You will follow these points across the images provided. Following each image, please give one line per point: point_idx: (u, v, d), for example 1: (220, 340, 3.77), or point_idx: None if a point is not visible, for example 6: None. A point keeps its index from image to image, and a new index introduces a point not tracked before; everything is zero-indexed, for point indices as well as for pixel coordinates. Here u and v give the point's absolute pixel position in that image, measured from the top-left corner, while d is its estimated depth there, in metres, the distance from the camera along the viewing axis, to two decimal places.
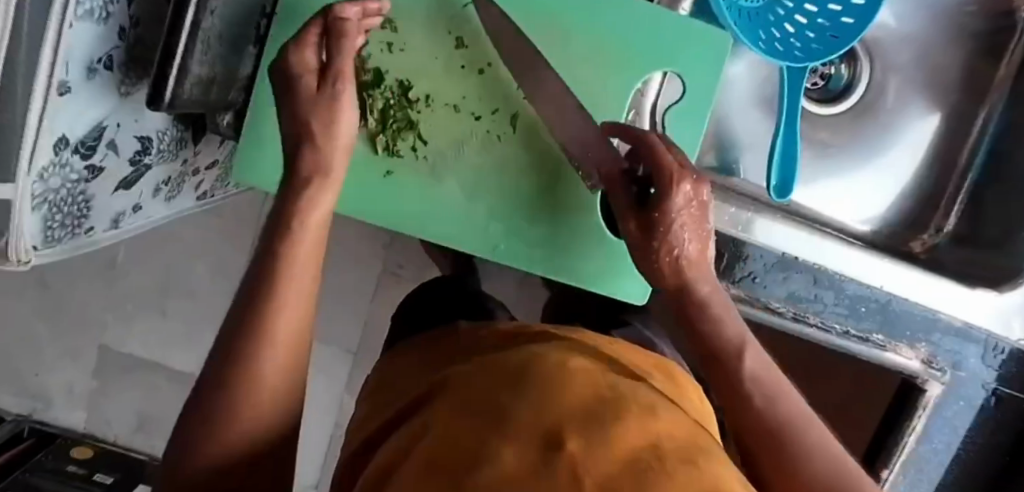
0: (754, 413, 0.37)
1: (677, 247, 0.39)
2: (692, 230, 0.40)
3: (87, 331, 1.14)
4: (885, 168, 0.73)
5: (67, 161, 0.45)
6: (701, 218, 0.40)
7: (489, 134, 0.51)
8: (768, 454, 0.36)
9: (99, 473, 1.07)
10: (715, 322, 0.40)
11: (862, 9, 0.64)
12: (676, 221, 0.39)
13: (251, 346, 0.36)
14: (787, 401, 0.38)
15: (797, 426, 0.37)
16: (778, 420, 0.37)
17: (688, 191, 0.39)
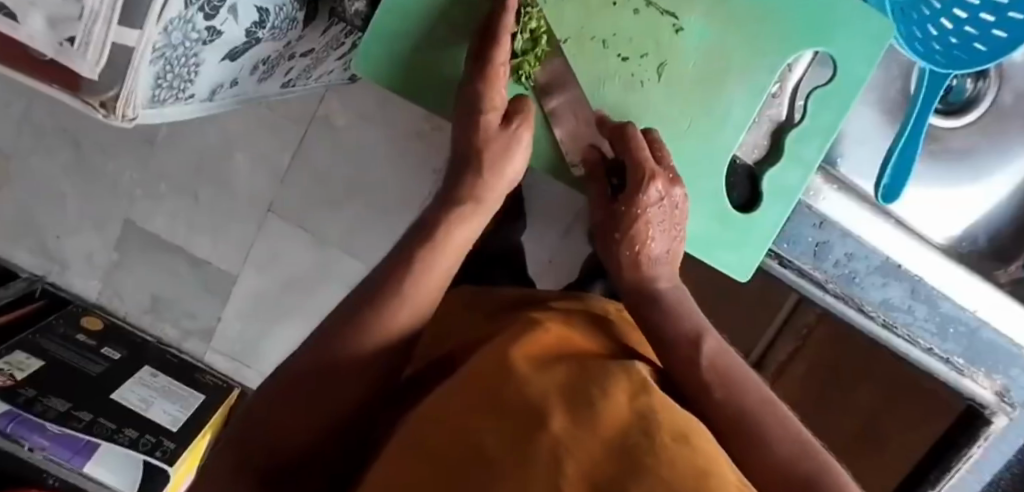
0: (720, 393, 0.39)
1: (643, 242, 0.45)
2: (661, 225, 0.46)
3: (114, 203, 1.09)
4: (983, 186, 0.71)
5: (192, 18, 0.41)
6: (670, 212, 0.46)
7: (632, 79, 0.47)
8: (739, 432, 0.37)
9: (108, 346, 1.05)
10: (677, 315, 0.44)
11: (1018, 22, 0.59)
12: (645, 216, 0.45)
13: (347, 306, 0.39)
14: (751, 386, 0.39)
15: (758, 408, 0.37)
16: (740, 403, 0.38)
17: (660, 188, 0.45)
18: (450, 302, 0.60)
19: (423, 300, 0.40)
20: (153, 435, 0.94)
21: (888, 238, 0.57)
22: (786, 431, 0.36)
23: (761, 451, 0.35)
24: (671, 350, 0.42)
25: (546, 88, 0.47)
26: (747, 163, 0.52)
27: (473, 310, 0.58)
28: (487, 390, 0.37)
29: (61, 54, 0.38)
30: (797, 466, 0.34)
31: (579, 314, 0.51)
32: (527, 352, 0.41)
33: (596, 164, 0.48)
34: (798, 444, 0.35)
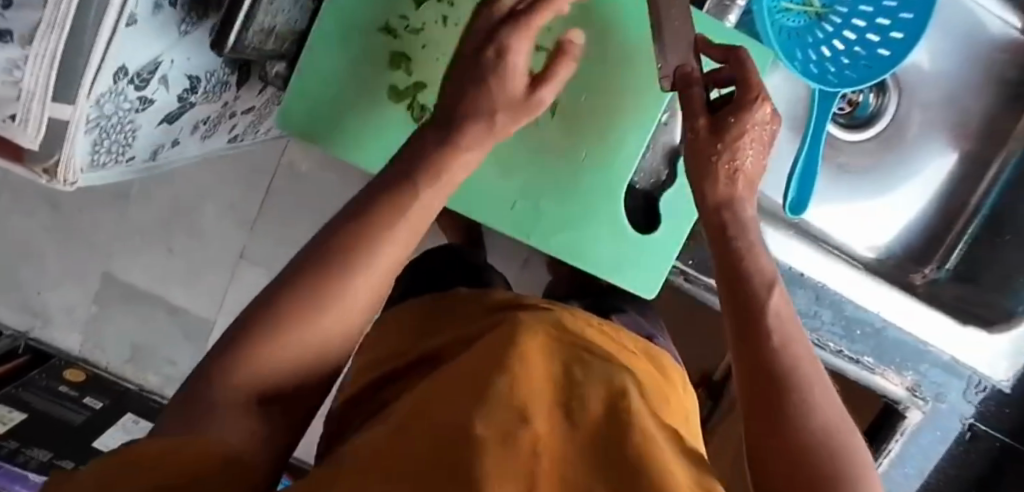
0: (766, 347, 0.38)
1: (738, 158, 0.42)
2: (759, 149, 0.43)
3: (93, 256, 1.14)
4: (893, 199, 0.76)
5: (123, 90, 0.47)
6: (767, 143, 0.43)
7: (528, 117, 0.52)
8: (774, 393, 0.36)
9: (90, 396, 1.08)
10: (753, 256, 0.41)
11: (899, 42, 0.67)
12: (753, 126, 0.42)
13: (360, 234, 0.36)
14: (793, 339, 0.38)
15: (797, 371, 0.37)
16: (781, 364, 0.37)
17: (769, 111, 0.42)
18: (434, 305, 0.63)
19: (401, 241, 0.37)
20: None
21: (789, 245, 0.61)
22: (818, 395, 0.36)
23: (787, 420, 0.35)
24: (734, 294, 0.40)
25: None
26: (646, 187, 0.56)
27: (456, 313, 0.59)
28: (483, 383, 0.39)
29: (5, 130, 0.43)
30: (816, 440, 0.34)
31: (557, 317, 0.53)
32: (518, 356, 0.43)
33: (691, 77, 0.44)
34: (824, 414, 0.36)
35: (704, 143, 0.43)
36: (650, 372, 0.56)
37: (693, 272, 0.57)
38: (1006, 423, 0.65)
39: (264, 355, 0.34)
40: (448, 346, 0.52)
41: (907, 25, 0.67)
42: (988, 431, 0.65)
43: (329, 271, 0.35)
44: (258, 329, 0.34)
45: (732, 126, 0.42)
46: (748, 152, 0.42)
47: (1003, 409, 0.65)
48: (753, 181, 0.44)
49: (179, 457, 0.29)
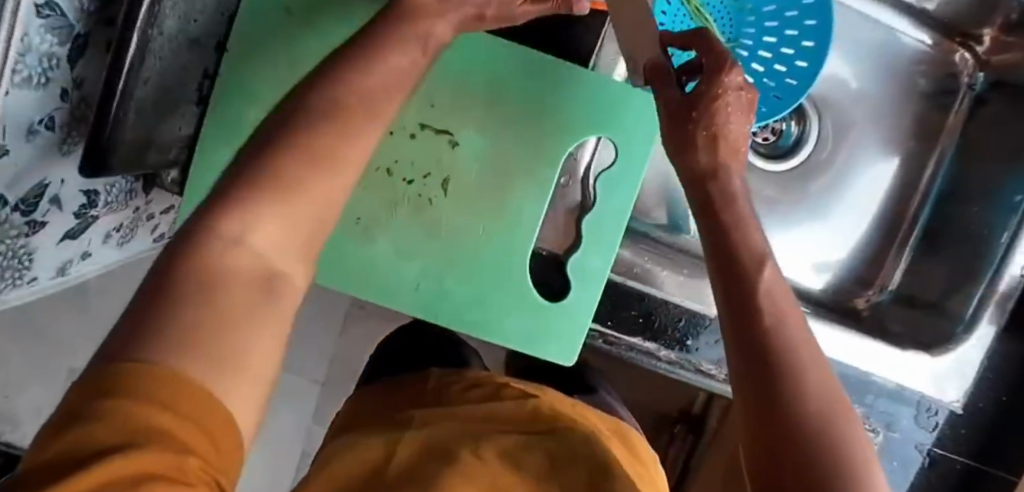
0: (755, 332, 0.35)
1: (717, 123, 0.43)
2: (737, 113, 0.43)
3: (58, 354, 1.13)
4: (831, 225, 0.75)
5: (6, 218, 0.47)
6: (747, 107, 0.43)
7: (420, 199, 0.52)
8: (763, 368, 0.34)
9: None
10: (742, 231, 0.41)
11: (805, 70, 0.67)
12: (724, 96, 0.42)
13: (294, 170, 0.29)
14: (790, 326, 0.36)
15: (790, 354, 0.34)
16: (773, 348, 0.34)
17: (739, 79, 0.42)
18: (401, 395, 0.62)
19: (341, 176, 0.31)
20: None
21: None
22: (815, 380, 0.33)
23: (775, 401, 0.33)
24: (731, 283, 0.39)
25: (370, 216, 0.51)
26: (551, 252, 0.55)
27: (436, 395, 0.61)
28: None
29: None
30: (806, 426, 0.31)
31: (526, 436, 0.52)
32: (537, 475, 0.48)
33: (661, 66, 0.44)
34: (818, 396, 0.32)
35: (678, 120, 0.44)
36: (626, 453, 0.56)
37: (612, 333, 0.57)
38: (963, 445, 0.65)
39: (226, 257, 0.27)
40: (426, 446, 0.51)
41: (809, 53, 0.67)
42: (946, 454, 0.65)
43: (274, 168, 0.29)
44: (223, 222, 0.27)
45: (704, 96, 0.42)
46: (725, 116, 0.42)
47: (959, 432, 0.65)
48: (736, 147, 0.44)
49: (159, 425, 0.22)
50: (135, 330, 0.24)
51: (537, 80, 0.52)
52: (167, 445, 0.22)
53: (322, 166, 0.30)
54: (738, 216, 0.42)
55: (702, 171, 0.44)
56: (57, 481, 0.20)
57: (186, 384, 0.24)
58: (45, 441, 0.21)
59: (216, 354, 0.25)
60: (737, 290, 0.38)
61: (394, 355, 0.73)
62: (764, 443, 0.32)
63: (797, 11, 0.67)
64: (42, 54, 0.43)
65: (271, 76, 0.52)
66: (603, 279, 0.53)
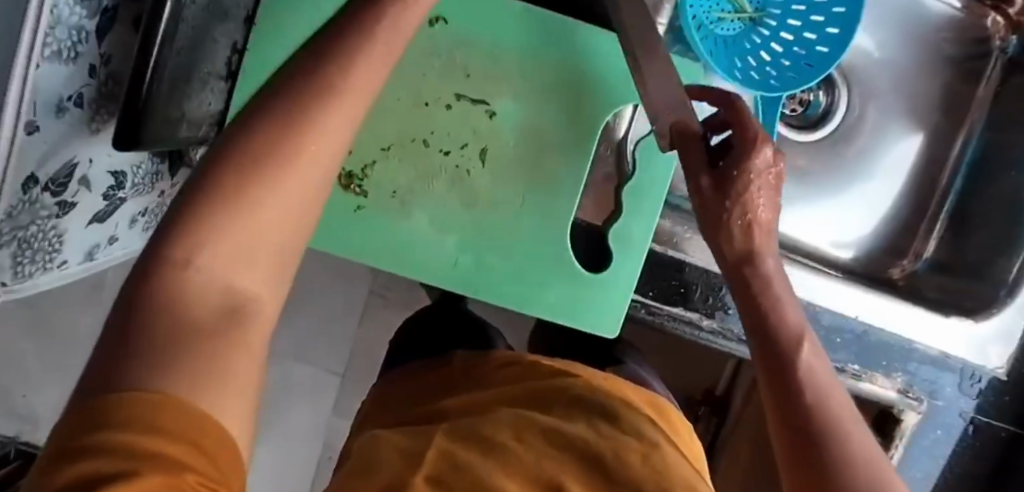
0: (808, 414, 0.40)
1: (749, 208, 0.41)
2: (767, 190, 0.42)
3: (74, 353, 1.11)
4: (863, 194, 0.74)
5: (37, 198, 0.46)
6: (775, 182, 0.42)
7: (457, 170, 0.50)
8: (815, 458, 0.39)
9: None
10: (779, 308, 0.43)
11: (836, 37, 0.65)
12: (755, 179, 0.41)
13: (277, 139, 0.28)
14: (830, 402, 0.41)
15: (833, 435, 0.39)
16: (818, 429, 0.40)
17: (769, 157, 0.41)
18: (433, 383, 0.62)
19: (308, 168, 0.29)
20: None
21: None
22: (860, 456, 0.38)
23: (824, 478, 0.38)
24: (775, 370, 0.42)
25: (406, 188, 0.50)
26: (590, 223, 0.54)
27: (470, 381, 0.60)
28: None
29: None
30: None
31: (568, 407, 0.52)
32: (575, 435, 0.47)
33: (692, 136, 0.41)
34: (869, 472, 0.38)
35: (711, 205, 0.42)
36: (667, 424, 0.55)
37: (654, 303, 0.56)
38: (1007, 412, 0.64)
39: (188, 281, 0.27)
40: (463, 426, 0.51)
41: (841, 20, 0.65)
42: (989, 421, 0.63)
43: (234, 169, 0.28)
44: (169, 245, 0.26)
45: (733, 179, 0.41)
46: (756, 196, 0.41)
47: (1002, 398, 0.63)
48: (769, 228, 0.43)
49: (170, 454, 0.22)
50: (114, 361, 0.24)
51: (563, 45, 0.50)
52: (170, 469, 0.22)
53: (272, 159, 0.28)
54: (776, 300, 0.43)
55: (746, 252, 0.43)
56: None
57: (184, 408, 0.23)
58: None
59: (197, 379, 0.24)
60: (779, 370, 0.42)
61: (415, 341, 0.71)
62: None
63: None
64: (71, 26, 0.41)
65: (298, 44, 0.50)
66: (645, 248, 0.52)
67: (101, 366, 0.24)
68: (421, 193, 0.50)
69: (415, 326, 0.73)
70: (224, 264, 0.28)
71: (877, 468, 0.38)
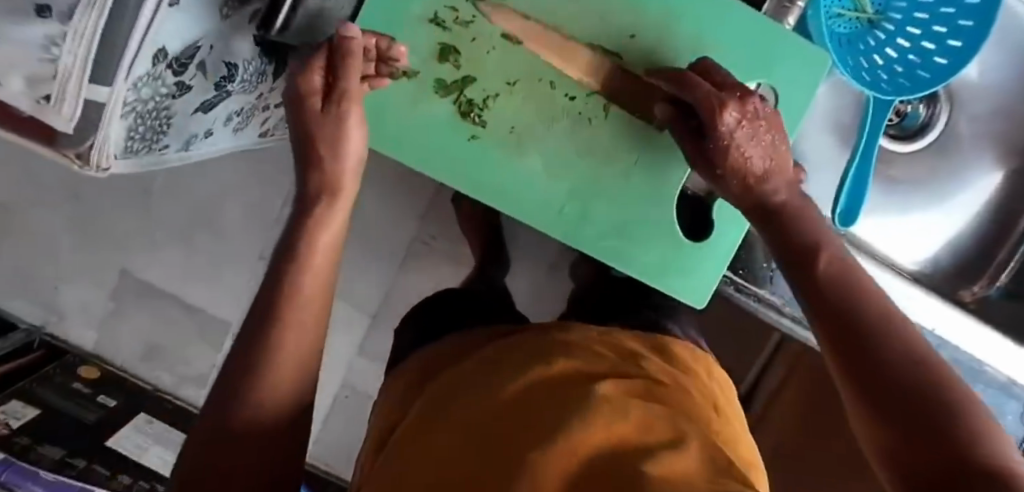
0: (843, 330, 0.35)
1: (749, 171, 0.40)
2: (756, 146, 0.40)
3: (111, 252, 1.11)
4: (949, 212, 0.73)
5: (161, 74, 0.45)
6: (761, 130, 0.40)
7: (579, 115, 0.50)
8: (861, 344, 0.34)
9: (104, 394, 1.06)
10: (797, 216, 0.41)
11: (957, 50, 0.64)
12: (733, 144, 0.39)
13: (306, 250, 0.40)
14: (866, 293, 0.36)
15: (882, 321, 0.35)
16: (864, 317, 0.35)
17: (736, 116, 0.39)
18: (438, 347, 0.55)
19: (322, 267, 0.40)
20: (147, 481, 0.94)
21: None
22: (916, 345, 0.34)
23: (876, 373, 0.33)
24: (800, 270, 0.39)
25: (525, 127, 0.50)
26: (697, 193, 0.54)
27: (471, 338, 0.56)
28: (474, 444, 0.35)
29: (38, 111, 0.41)
30: (937, 411, 0.31)
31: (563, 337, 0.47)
32: (532, 392, 0.38)
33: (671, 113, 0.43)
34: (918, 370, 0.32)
35: (707, 174, 0.42)
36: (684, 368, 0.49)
37: (743, 281, 0.57)
38: None
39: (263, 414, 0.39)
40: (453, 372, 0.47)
41: (965, 33, 0.63)
42: None
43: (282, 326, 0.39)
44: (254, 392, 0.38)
45: (714, 152, 0.40)
46: (743, 160, 0.40)
47: None
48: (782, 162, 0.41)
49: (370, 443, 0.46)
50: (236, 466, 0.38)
51: (707, 21, 0.50)
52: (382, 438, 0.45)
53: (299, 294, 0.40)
54: (796, 214, 0.41)
55: (776, 208, 0.41)
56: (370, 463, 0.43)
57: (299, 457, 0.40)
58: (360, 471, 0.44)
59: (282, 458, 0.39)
60: (804, 267, 0.38)
61: (426, 319, 0.68)
62: (881, 400, 0.33)
63: None
64: None
65: None
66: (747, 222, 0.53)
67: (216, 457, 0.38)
68: (540, 134, 0.50)
69: (425, 308, 0.70)
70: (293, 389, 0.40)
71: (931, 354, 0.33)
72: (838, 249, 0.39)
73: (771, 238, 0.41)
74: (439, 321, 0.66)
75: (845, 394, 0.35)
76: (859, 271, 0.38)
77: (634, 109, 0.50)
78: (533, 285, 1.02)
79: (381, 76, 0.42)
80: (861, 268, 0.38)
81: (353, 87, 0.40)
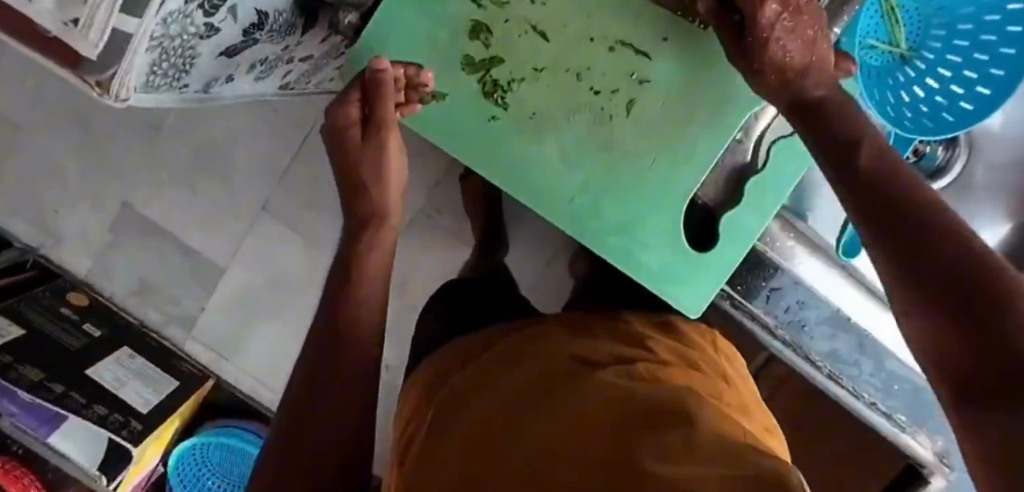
0: (885, 219, 0.33)
1: (785, 63, 0.40)
2: (792, 41, 0.39)
3: (116, 183, 1.11)
4: None
5: (191, 14, 0.45)
6: (800, 23, 0.39)
7: (599, 112, 0.50)
8: (896, 234, 0.32)
9: (90, 323, 1.06)
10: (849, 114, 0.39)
11: (985, 98, 0.62)
12: (773, 37, 0.39)
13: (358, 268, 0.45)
14: (911, 186, 0.34)
15: (923, 209, 0.33)
16: (906, 207, 0.33)
17: (776, 7, 0.38)
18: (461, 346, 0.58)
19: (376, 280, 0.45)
20: (121, 414, 0.95)
21: (840, 290, 0.59)
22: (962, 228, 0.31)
23: (918, 266, 0.31)
24: (844, 166, 0.37)
25: (543, 118, 0.50)
26: (708, 203, 0.55)
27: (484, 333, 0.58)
28: (488, 446, 0.37)
29: (63, 34, 0.40)
30: (981, 279, 0.29)
31: (567, 330, 0.50)
32: (531, 387, 0.42)
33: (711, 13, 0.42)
34: (964, 243, 0.30)
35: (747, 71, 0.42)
36: (693, 338, 0.51)
37: (739, 297, 0.61)
38: None
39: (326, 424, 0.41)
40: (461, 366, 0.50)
41: (996, 81, 0.62)
42: None
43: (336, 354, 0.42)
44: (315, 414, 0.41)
45: (754, 47, 0.40)
46: (782, 56, 0.39)
47: None
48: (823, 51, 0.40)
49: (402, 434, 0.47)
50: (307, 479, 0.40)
51: None
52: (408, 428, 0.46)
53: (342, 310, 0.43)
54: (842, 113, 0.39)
55: (811, 103, 0.41)
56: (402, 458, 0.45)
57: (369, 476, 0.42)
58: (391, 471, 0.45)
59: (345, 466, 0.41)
60: (845, 166, 0.37)
61: (451, 299, 0.70)
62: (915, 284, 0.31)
63: (996, 35, 0.61)
64: None
65: None
66: (751, 240, 0.53)
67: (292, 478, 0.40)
68: (558, 128, 0.50)
69: (449, 291, 0.73)
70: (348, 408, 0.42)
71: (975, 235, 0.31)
72: (886, 148, 0.37)
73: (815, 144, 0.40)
74: (465, 307, 0.69)
75: (883, 283, 0.33)
76: (908, 168, 0.36)
77: (655, 114, 0.50)
78: (530, 273, 1.02)
79: (412, 101, 0.48)
80: (909, 167, 0.36)
81: (388, 114, 0.46)
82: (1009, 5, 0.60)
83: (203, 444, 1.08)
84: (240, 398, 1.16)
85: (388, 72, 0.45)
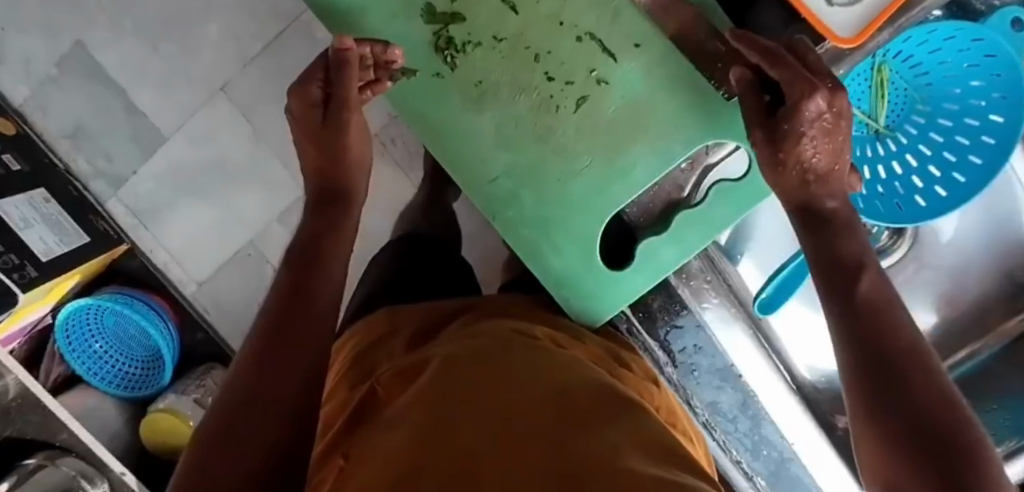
0: (873, 346, 0.37)
1: (804, 159, 0.42)
2: (823, 140, 0.41)
3: (72, 16, 1.01)
4: None
5: None
6: (835, 127, 0.41)
7: (548, 100, 0.48)
8: (885, 357, 0.37)
9: (10, 155, 1.00)
10: (836, 235, 0.43)
11: (940, 200, 0.60)
12: (808, 132, 0.40)
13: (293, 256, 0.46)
14: (900, 319, 0.39)
15: (904, 341, 0.37)
16: (890, 337, 0.38)
17: (822, 105, 0.39)
18: (396, 320, 0.57)
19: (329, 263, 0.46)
20: (18, 256, 0.89)
21: (740, 347, 0.60)
22: (932, 369, 0.36)
23: (901, 395, 0.35)
24: (842, 284, 0.41)
25: (486, 91, 0.48)
26: (637, 219, 0.53)
27: (415, 312, 0.58)
28: (435, 426, 0.38)
29: None
30: (939, 422, 0.33)
31: (509, 325, 0.51)
32: (470, 369, 0.44)
33: (750, 89, 0.42)
34: (937, 389, 0.35)
35: (769, 158, 0.43)
36: (628, 354, 0.54)
37: (636, 323, 0.58)
38: None
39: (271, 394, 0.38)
40: (397, 356, 0.51)
41: (956, 186, 0.60)
42: None
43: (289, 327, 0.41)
44: (258, 371, 0.39)
45: (784, 133, 0.41)
46: (810, 150, 0.41)
47: None
48: (834, 150, 0.42)
49: (334, 423, 0.47)
50: (235, 438, 0.35)
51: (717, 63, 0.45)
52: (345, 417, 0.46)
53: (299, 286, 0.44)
54: (840, 230, 0.43)
55: (824, 213, 0.43)
56: (335, 440, 0.45)
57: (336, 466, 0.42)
58: (318, 462, 0.44)
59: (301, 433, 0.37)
60: (843, 280, 0.41)
61: (388, 272, 0.73)
62: (884, 402, 0.35)
63: (970, 140, 0.59)
64: None
65: None
66: (665, 271, 0.52)
67: (213, 441, 0.35)
68: (496, 105, 0.49)
69: (389, 263, 0.75)
70: (296, 373, 0.39)
71: (939, 379, 0.36)
72: (866, 277, 0.40)
73: (813, 245, 0.43)
74: (396, 280, 0.72)
75: (855, 395, 0.37)
76: (892, 294, 0.40)
77: (608, 118, 0.48)
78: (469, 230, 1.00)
79: (383, 78, 0.46)
80: (894, 302, 0.40)
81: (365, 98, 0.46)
82: (992, 114, 0.57)
83: (95, 307, 1.05)
84: (147, 268, 1.14)
85: (352, 53, 0.44)
